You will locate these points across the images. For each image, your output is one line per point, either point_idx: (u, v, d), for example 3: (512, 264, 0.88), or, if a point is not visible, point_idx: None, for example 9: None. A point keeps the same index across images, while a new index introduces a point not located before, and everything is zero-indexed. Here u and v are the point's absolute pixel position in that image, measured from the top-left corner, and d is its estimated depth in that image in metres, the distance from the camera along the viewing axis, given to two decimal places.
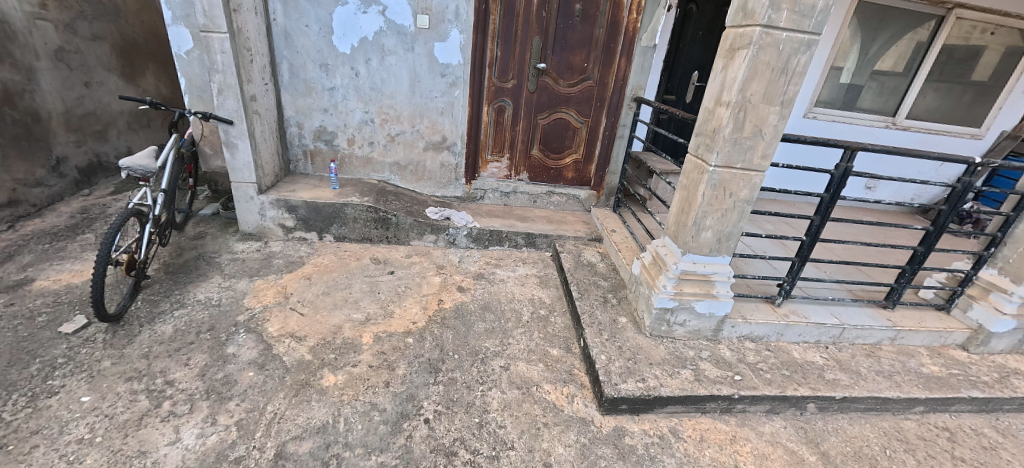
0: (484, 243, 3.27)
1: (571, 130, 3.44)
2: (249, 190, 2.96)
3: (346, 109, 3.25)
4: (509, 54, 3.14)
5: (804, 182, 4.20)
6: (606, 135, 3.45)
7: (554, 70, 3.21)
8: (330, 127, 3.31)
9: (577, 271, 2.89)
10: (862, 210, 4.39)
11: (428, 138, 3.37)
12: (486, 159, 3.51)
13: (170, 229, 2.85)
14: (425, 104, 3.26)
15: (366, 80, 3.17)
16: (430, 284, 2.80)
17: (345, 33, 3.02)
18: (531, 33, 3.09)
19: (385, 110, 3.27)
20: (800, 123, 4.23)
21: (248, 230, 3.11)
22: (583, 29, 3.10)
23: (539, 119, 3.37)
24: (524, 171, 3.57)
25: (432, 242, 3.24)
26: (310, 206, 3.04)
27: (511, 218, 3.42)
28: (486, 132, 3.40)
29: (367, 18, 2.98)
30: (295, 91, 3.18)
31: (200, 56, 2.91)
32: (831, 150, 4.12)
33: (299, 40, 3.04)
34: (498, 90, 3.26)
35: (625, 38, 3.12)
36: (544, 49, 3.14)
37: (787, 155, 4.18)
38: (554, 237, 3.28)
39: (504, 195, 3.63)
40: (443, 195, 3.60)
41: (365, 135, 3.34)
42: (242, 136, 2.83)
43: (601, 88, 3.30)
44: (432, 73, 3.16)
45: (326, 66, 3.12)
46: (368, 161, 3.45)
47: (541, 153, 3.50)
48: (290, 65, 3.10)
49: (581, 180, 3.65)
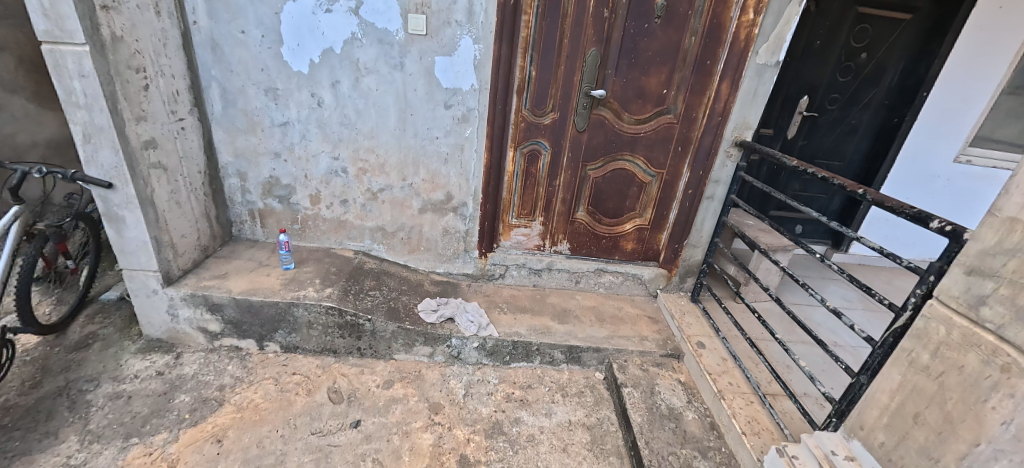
0: (504, 358, 2.16)
1: (636, 185, 2.32)
2: (150, 282, 1.95)
3: (305, 152, 2.21)
4: (549, 73, 2.05)
5: (871, 229, 3.25)
6: (688, 194, 2.31)
7: (615, 99, 2.11)
8: (284, 178, 2.27)
9: (655, 437, 1.75)
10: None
11: (426, 196, 2.29)
12: (509, 224, 2.40)
13: (28, 330, 1.87)
14: (420, 147, 2.18)
15: (334, 112, 2.11)
16: (415, 454, 1.71)
17: (300, 43, 1.98)
18: (584, 42, 1.98)
19: (363, 156, 2.21)
20: (944, 171, 3.06)
21: (155, 334, 2.10)
22: (665, 36, 1.99)
23: (589, 169, 2.27)
24: (563, 241, 2.46)
25: (427, 356, 2.14)
26: (241, 305, 1.99)
27: (544, 315, 2.31)
28: (510, 188, 2.30)
29: (331, 19, 1.93)
30: (231, 127, 2.16)
31: (67, 80, 1.59)
32: (913, 229, 3.26)
33: (233, 53, 2.01)
34: (531, 128, 2.16)
35: (731, 52, 2.00)
36: (604, 67, 2.04)
37: (882, 233, 3.29)
38: (609, 350, 2.16)
39: (533, 274, 2.51)
40: (447, 271, 2.50)
41: (335, 190, 2.29)
42: (128, 206, 1.79)
43: (686, 126, 2.18)
44: (430, 101, 2.08)
45: (275, 92, 2.08)
46: (339, 225, 2.38)
47: (590, 215, 2.40)
48: (223, 89, 2.08)
49: (645, 253, 2.51)
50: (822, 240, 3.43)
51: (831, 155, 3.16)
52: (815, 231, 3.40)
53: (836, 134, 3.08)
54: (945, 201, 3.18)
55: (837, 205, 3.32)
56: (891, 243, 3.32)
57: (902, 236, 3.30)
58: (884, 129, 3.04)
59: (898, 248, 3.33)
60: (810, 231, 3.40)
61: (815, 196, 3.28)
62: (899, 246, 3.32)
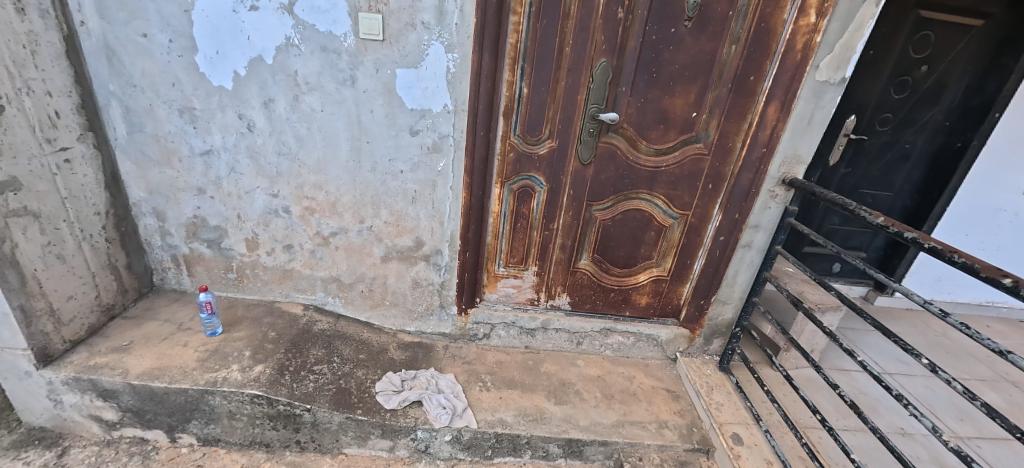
0: (486, 452, 1.69)
1: (654, 230, 1.85)
2: (19, 363, 1.49)
3: (235, 188, 1.74)
4: (544, 92, 1.58)
5: (920, 272, 2.80)
6: (719, 242, 1.84)
7: (629, 125, 1.64)
8: (212, 218, 1.81)
9: None
10: (999, 326, 2.94)
11: (390, 242, 1.83)
12: (495, 275, 1.94)
13: None
14: (381, 184, 1.71)
15: (269, 139, 1.65)
16: None
17: (220, 51, 1.52)
18: (591, 51, 1.51)
19: (308, 193, 1.74)
20: (1012, 204, 2.62)
21: (37, 423, 1.64)
22: (697, 44, 1.52)
23: (594, 209, 1.80)
24: (562, 295, 1.99)
25: (386, 450, 1.67)
26: (140, 391, 1.52)
27: (538, 392, 1.84)
28: (495, 233, 1.84)
29: (257, 18, 1.47)
30: (141, 157, 1.71)
31: None
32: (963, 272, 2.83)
33: (134, 63, 1.55)
34: (523, 161, 1.70)
35: (783, 66, 1.53)
36: (616, 84, 1.57)
37: (934, 276, 2.83)
38: (621, 445, 1.68)
39: (524, 333, 2.05)
40: (419, 329, 2.04)
41: (275, 233, 1.82)
42: None
43: (720, 158, 1.70)
44: (392, 127, 1.61)
45: (192, 113, 1.62)
46: (284, 275, 1.92)
47: (595, 264, 1.92)
48: (126, 108, 1.63)
49: (663, 309, 2.04)
50: (862, 281, 2.94)
51: (878, 184, 2.69)
52: (856, 271, 2.91)
53: (885, 160, 2.61)
54: (1010, 239, 2.73)
55: (883, 243, 2.83)
56: (943, 287, 2.87)
57: (955, 278, 2.85)
58: (943, 155, 2.57)
59: (949, 291, 2.88)
60: (849, 271, 2.91)
61: (857, 232, 2.79)
62: (951, 290, 2.87)
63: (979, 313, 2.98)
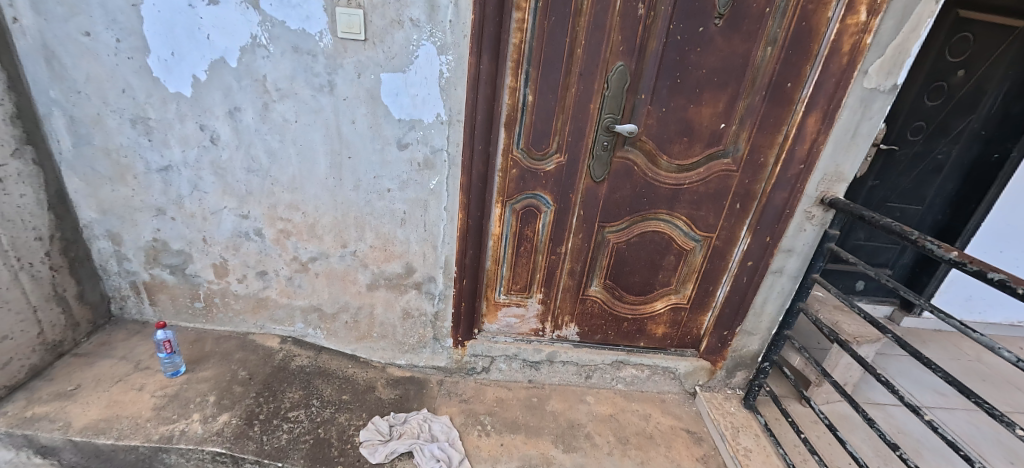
0: None
1: (673, 254, 1.65)
2: None
3: (198, 208, 1.53)
4: (552, 100, 1.38)
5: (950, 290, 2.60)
6: (746, 268, 1.64)
7: (649, 137, 1.44)
8: (175, 242, 1.59)
9: None
10: None
11: (377, 268, 1.62)
12: (495, 303, 1.73)
13: None
14: (365, 204, 1.50)
15: (236, 154, 1.44)
16: None
17: (176, 53, 1.31)
18: (606, 53, 1.31)
19: (282, 214, 1.53)
20: None
21: None
22: (728, 45, 1.32)
23: (607, 231, 1.59)
24: (570, 325, 1.79)
25: None
26: (83, 448, 1.31)
27: (544, 436, 1.63)
28: (495, 257, 1.63)
29: (217, 14, 1.25)
30: (92, 174, 1.49)
31: None
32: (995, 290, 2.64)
33: (77, 66, 1.34)
34: (527, 177, 1.49)
35: (827, 70, 1.32)
36: (635, 91, 1.37)
37: (965, 294, 2.64)
38: None
39: (527, 366, 1.85)
40: (410, 362, 1.82)
41: (246, 258, 1.61)
42: None
43: (750, 175, 1.50)
44: (378, 139, 1.40)
45: (147, 123, 1.41)
46: (258, 304, 1.71)
47: (607, 291, 1.72)
48: (70, 118, 1.41)
49: (681, 340, 1.84)
50: (887, 299, 2.74)
51: (907, 196, 2.49)
52: (881, 289, 2.72)
53: (916, 171, 2.42)
54: None
55: (910, 259, 2.64)
56: (974, 305, 2.68)
57: (987, 297, 2.66)
58: (979, 166, 2.37)
59: (980, 310, 2.69)
60: (874, 289, 2.72)
61: (883, 247, 2.59)
62: (982, 309, 2.68)
63: (1011, 333, 2.79)
